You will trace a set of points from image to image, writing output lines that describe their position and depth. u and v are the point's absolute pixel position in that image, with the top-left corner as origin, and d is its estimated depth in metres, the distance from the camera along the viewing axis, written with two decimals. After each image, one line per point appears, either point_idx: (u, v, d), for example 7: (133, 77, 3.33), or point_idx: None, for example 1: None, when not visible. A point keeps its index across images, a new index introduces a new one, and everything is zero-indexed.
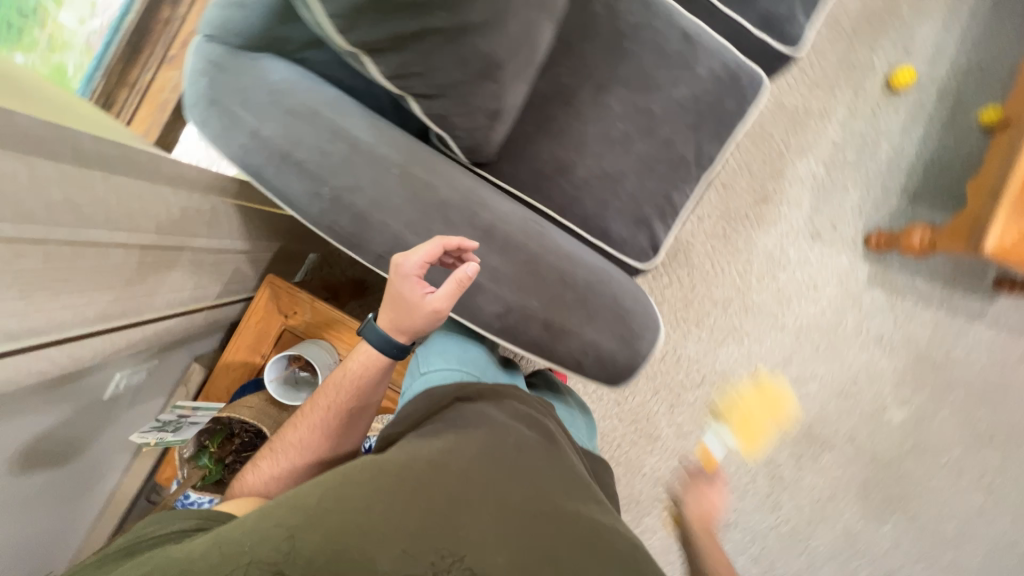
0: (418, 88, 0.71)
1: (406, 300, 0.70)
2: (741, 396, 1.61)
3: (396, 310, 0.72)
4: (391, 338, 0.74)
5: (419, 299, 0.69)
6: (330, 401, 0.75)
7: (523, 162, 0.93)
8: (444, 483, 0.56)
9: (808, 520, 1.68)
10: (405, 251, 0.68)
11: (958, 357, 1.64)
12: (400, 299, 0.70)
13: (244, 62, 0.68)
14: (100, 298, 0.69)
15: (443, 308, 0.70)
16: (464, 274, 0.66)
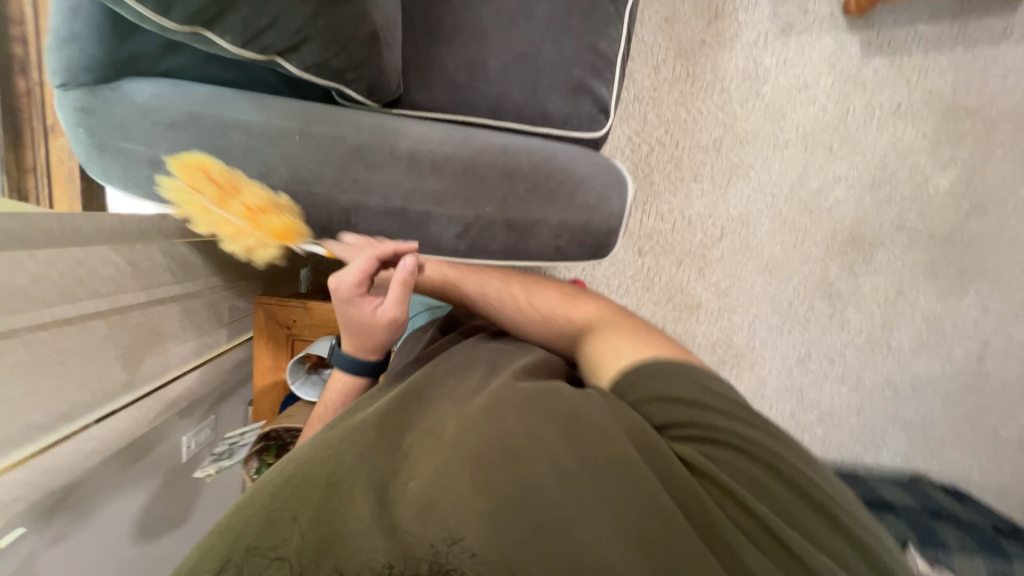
0: (279, 44, 0.65)
1: (357, 321, 0.68)
2: (767, 230, 1.52)
3: (356, 331, 0.70)
4: (360, 360, 0.73)
5: (369, 317, 0.67)
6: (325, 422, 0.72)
7: (434, 80, 0.86)
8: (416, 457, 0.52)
9: (883, 323, 1.61)
10: (337, 271, 0.65)
11: (996, 89, 1.46)
12: (352, 320, 0.68)
13: (109, 96, 0.66)
14: (93, 373, 0.72)
15: (399, 319, 0.68)
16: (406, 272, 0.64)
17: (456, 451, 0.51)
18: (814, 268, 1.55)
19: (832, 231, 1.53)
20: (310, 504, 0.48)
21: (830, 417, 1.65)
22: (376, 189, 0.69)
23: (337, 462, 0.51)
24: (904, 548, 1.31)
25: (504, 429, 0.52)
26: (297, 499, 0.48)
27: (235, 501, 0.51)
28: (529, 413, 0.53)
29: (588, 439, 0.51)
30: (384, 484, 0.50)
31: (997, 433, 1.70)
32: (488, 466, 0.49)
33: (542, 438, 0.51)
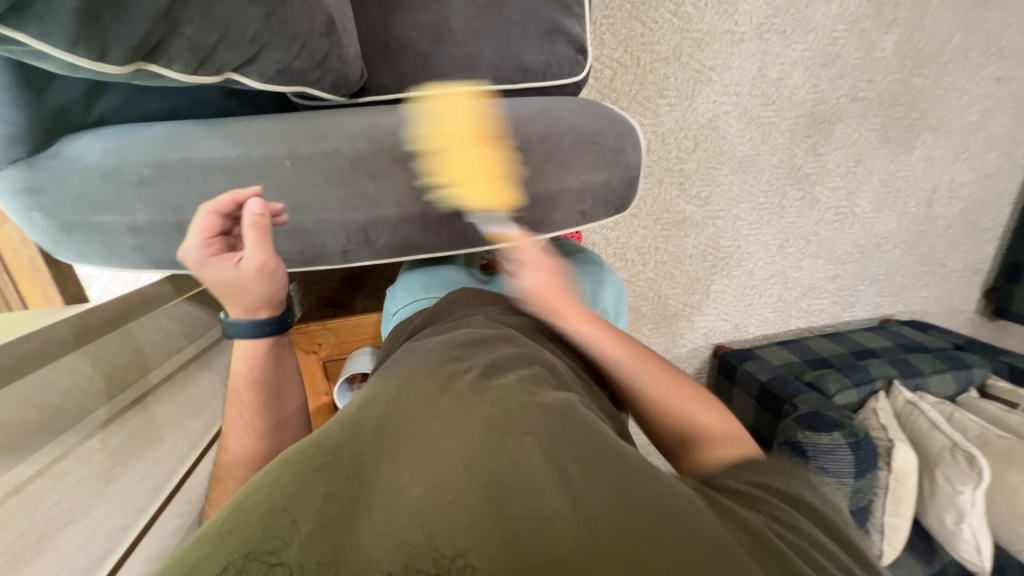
0: (236, 60, 0.56)
1: (221, 280, 0.61)
2: (736, 131, 1.54)
3: (234, 296, 0.62)
4: (256, 322, 0.63)
5: (229, 269, 0.60)
6: (240, 396, 0.61)
7: (397, 55, 0.78)
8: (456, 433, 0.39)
9: (846, 193, 1.72)
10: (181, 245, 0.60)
11: None
12: (221, 287, 0.61)
13: (55, 165, 0.56)
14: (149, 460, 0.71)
15: (263, 259, 0.60)
16: (252, 212, 0.57)
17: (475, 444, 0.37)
18: (782, 157, 1.61)
19: (795, 117, 1.57)
20: (300, 496, 0.33)
21: (811, 289, 1.81)
22: (388, 198, 0.64)
23: (334, 452, 0.37)
24: (891, 384, 1.53)
25: (528, 436, 0.39)
26: (280, 493, 0.33)
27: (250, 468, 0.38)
28: (566, 423, 0.41)
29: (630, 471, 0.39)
30: (385, 478, 0.35)
31: (945, 265, 1.94)
32: (529, 468, 0.36)
33: (585, 454, 0.38)
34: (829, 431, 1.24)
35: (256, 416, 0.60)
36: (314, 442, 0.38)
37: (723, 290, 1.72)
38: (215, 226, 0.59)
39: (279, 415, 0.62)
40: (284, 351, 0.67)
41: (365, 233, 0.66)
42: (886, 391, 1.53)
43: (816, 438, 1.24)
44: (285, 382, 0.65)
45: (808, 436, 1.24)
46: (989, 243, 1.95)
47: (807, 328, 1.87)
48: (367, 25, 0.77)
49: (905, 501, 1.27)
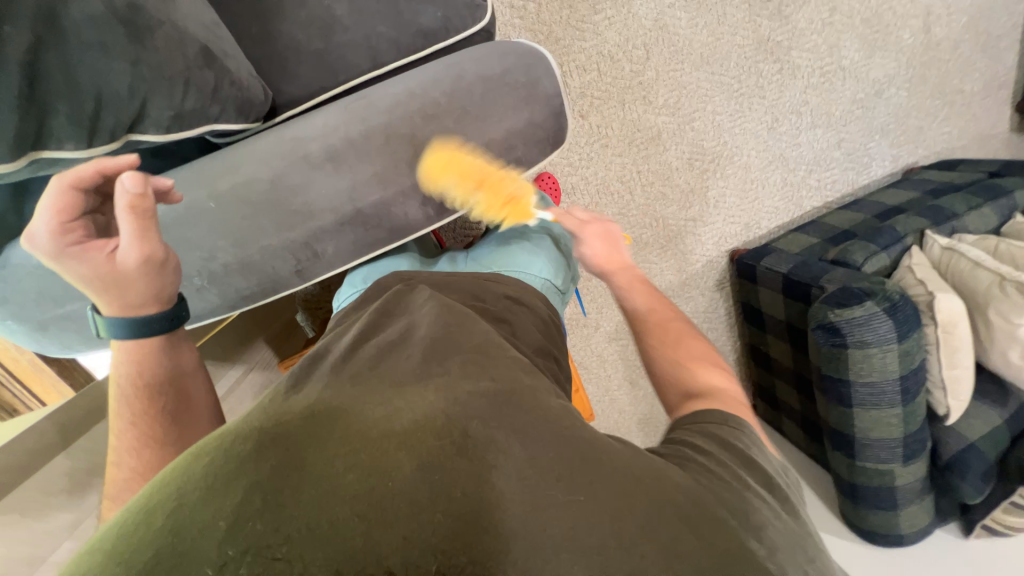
0: (123, 120, 0.57)
1: (96, 268, 0.55)
2: (687, 22, 1.42)
3: (110, 288, 0.56)
4: (134, 320, 0.58)
5: (106, 256, 0.55)
6: (127, 407, 0.57)
7: (293, 64, 0.76)
8: (399, 423, 0.39)
9: (829, 47, 1.56)
10: (28, 229, 0.53)
11: None
12: (93, 278, 0.55)
13: (9, 273, 0.59)
14: None
15: (143, 248, 0.55)
16: (126, 190, 0.52)
17: (433, 438, 0.38)
18: (746, 31, 1.47)
19: None
20: (235, 517, 0.31)
21: (817, 163, 1.69)
22: (319, 207, 0.64)
23: (273, 456, 0.35)
24: (923, 236, 1.43)
25: (481, 424, 0.40)
26: (212, 505, 0.32)
27: (173, 466, 0.36)
28: (515, 402, 0.43)
29: (582, 435, 0.43)
30: (329, 480, 0.34)
31: (962, 90, 1.75)
32: (473, 458, 0.37)
33: (534, 434, 0.41)
34: (860, 302, 1.17)
35: (155, 423, 0.57)
36: (254, 446, 0.36)
37: (723, 193, 1.63)
38: (73, 206, 0.53)
39: (185, 414, 0.59)
40: (178, 352, 0.62)
41: (315, 242, 0.66)
42: (920, 244, 1.43)
43: (848, 313, 1.18)
44: (187, 383, 0.61)
45: (840, 313, 1.18)
46: (1003, 52, 1.75)
47: (824, 204, 1.75)
48: (253, 41, 0.75)
49: (961, 349, 1.21)
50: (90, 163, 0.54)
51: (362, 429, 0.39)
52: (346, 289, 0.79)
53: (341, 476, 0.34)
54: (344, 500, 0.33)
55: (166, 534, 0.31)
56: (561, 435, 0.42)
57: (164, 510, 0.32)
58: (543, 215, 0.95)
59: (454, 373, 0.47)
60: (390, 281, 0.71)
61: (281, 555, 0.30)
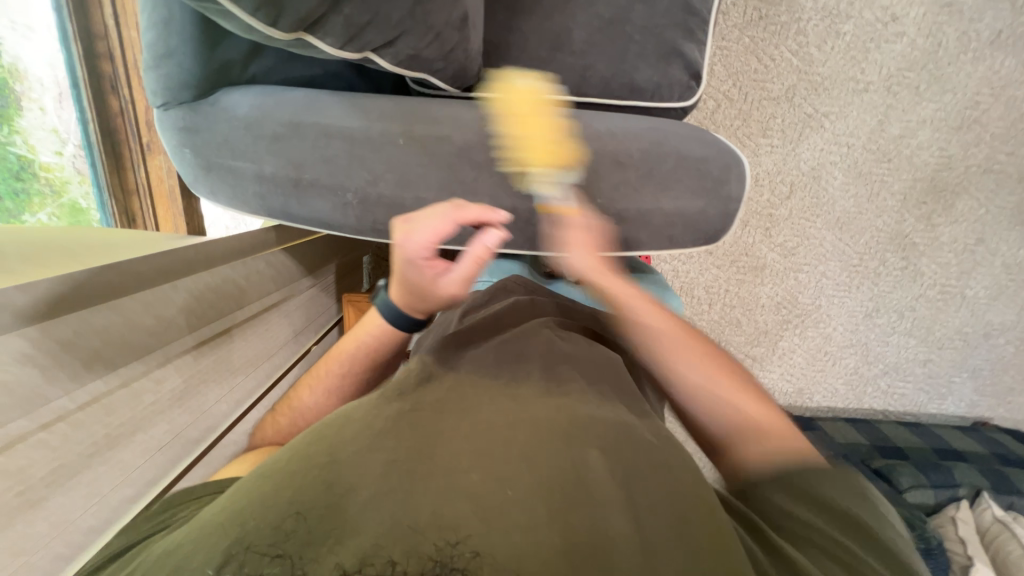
0: (377, 40, 0.61)
1: (416, 275, 0.60)
2: (840, 184, 1.41)
3: (411, 293, 0.61)
4: (407, 318, 0.63)
5: (433, 279, 0.60)
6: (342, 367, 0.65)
7: (515, 58, 0.82)
8: (527, 432, 0.46)
9: (959, 271, 1.49)
10: (406, 228, 0.59)
11: None
12: (411, 283, 0.60)
13: (212, 112, 0.64)
14: (238, 382, 0.75)
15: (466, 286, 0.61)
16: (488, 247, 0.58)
17: (496, 463, 0.42)
18: (890, 219, 1.44)
19: (913, 178, 1.40)
20: (307, 492, 0.39)
21: (897, 370, 1.59)
22: (485, 189, 0.67)
23: (381, 442, 0.43)
24: (977, 494, 1.29)
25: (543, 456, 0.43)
26: (342, 472, 0.41)
27: (317, 431, 0.46)
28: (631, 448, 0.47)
29: (643, 479, 0.44)
30: (454, 474, 0.41)
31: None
32: (590, 493, 0.41)
33: (591, 483, 0.42)
34: None
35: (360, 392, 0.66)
36: (359, 434, 0.44)
37: (793, 350, 1.57)
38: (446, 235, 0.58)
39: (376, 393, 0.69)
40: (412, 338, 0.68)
41: None
42: (972, 502, 1.29)
43: None
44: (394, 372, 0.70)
45: None
46: None
47: (885, 413, 1.62)
48: (495, 25, 0.81)
49: None
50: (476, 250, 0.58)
51: (452, 431, 0.46)
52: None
53: (416, 469, 0.41)
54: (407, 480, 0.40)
55: (283, 486, 0.40)
56: (607, 490, 0.42)
57: (311, 466, 0.41)
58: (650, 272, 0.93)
59: (545, 395, 0.52)
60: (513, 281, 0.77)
61: (279, 554, 0.35)
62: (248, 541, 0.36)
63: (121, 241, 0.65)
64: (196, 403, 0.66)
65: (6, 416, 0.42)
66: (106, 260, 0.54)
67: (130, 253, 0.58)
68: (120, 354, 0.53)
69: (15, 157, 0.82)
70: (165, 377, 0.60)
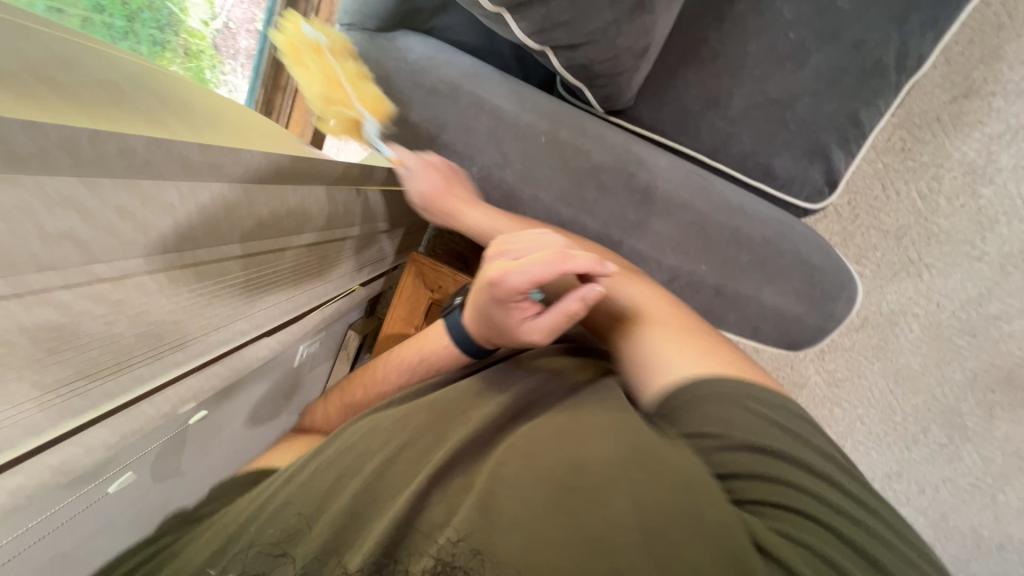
0: (562, 41, 0.63)
1: (500, 315, 0.54)
2: (913, 339, 1.31)
3: (489, 325, 0.57)
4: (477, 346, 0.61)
5: (518, 323, 0.53)
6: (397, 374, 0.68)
7: (667, 102, 0.82)
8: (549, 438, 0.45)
9: (999, 470, 1.28)
10: (505, 266, 0.51)
11: None
12: (494, 319, 0.54)
13: (387, 49, 0.68)
14: (294, 294, 0.75)
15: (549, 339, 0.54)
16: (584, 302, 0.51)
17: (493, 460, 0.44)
18: (953, 394, 1.30)
19: (990, 364, 1.27)
20: (308, 494, 0.46)
21: None
22: (600, 213, 0.67)
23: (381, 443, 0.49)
24: None
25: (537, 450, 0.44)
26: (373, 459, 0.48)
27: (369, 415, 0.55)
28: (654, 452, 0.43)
29: (649, 457, 0.42)
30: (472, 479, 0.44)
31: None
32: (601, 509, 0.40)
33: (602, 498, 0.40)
34: None
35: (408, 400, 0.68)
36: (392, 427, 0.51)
37: None
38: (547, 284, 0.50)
39: None
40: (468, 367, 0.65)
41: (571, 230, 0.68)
42: None
43: None
44: None
45: None
46: None
47: None
48: (662, 65, 0.81)
49: None
50: (576, 302, 0.51)
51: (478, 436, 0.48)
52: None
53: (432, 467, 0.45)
54: (404, 481, 0.45)
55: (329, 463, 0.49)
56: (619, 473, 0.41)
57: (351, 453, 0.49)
58: None
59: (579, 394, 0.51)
60: None
61: (285, 553, 0.43)
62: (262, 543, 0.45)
63: (250, 124, 0.66)
64: (257, 302, 0.66)
65: (127, 254, 0.44)
66: (233, 143, 0.54)
67: (257, 146, 0.58)
68: (225, 230, 0.54)
69: (166, 13, 0.78)
70: (246, 267, 0.60)
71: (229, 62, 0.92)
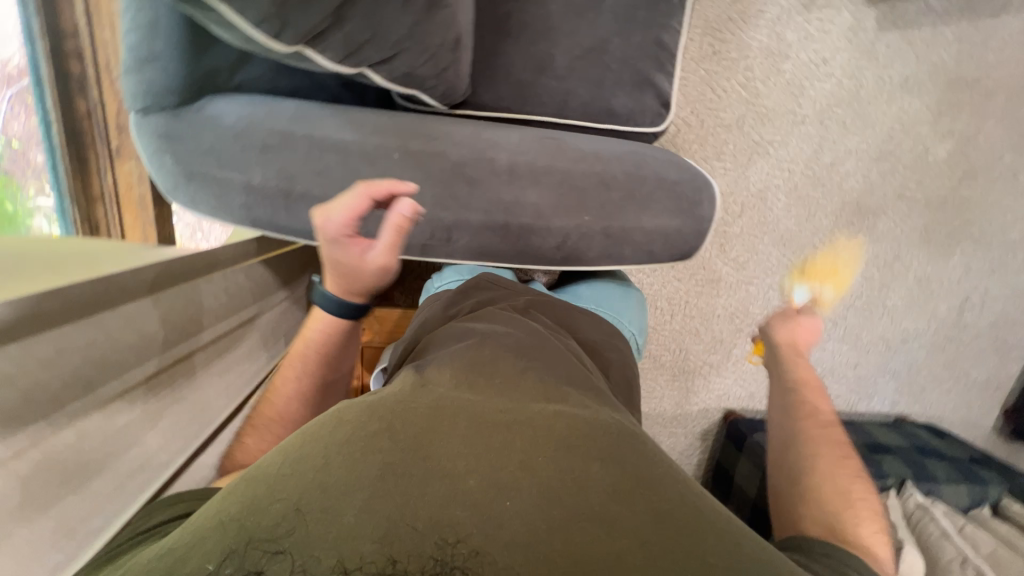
0: (374, 57, 0.62)
1: (340, 254, 0.61)
2: (783, 206, 1.50)
3: (339, 271, 0.62)
4: (345, 303, 0.63)
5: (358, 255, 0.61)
6: (297, 368, 0.64)
7: (501, 80, 0.85)
8: (523, 430, 0.45)
9: (878, 284, 1.56)
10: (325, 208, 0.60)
11: (1009, 56, 1.44)
12: (338, 260, 0.61)
13: (198, 120, 0.63)
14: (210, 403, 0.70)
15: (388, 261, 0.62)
16: (401, 216, 0.58)
17: (489, 458, 0.41)
18: (825, 238, 1.52)
19: (843, 202, 1.50)
20: (265, 505, 0.37)
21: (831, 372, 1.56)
22: (478, 204, 0.69)
23: (375, 445, 0.41)
24: (903, 484, 1.35)
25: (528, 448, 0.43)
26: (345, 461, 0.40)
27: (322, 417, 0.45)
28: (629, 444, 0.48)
29: (623, 455, 0.46)
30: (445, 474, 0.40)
31: (1010, 392, 1.66)
32: (576, 495, 0.40)
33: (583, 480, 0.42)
34: None
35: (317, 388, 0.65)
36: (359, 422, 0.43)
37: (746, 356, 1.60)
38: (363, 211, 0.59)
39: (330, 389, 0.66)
40: (357, 331, 0.67)
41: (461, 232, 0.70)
42: (897, 491, 1.35)
43: None
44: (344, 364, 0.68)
45: None
46: None
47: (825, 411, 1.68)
48: (481, 47, 0.84)
49: None
50: (392, 218, 0.59)
51: (448, 431, 0.44)
52: (452, 272, 0.90)
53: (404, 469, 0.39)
54: (366, 478, 0.39)
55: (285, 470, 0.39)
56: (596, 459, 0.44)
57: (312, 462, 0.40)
58: (624, 279, 0.99)
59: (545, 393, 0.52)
60: (484, 285, 0.81)
61: (281, 550, 0.34)
62: (253, 537, 0.35)
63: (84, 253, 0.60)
64: (178, 420, 0.62)
65: None
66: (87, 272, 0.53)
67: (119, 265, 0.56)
68: (96, 373, 0.49)
69: None
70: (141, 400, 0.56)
71: (29, 182, 0.77)
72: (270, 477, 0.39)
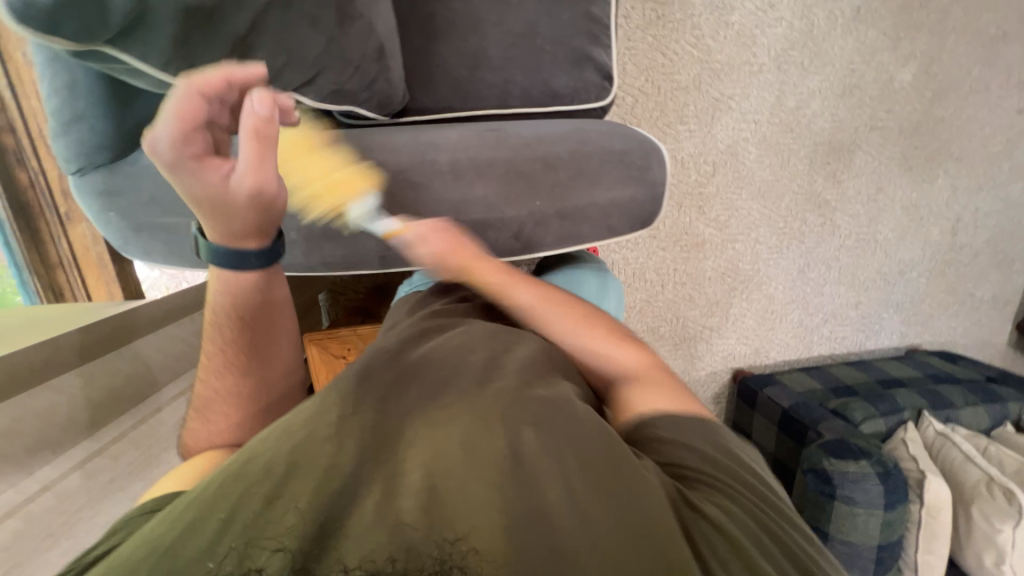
0: (296, 81, 0.62)
1: (198, 184, 0.53)
2: (755, 157, 1.48)
3: (211, 211, 0.55)
4: (235, 250, 0.57)
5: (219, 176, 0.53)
6: (222, 332, 0.58)
7: (437, 81, 0.85)
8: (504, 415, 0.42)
9: (865, 219, 1.54)
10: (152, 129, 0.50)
11: None
12: (201, 194, 0.53)
13: (136, 172, 0.63)
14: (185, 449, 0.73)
15: (259, 175, 0.54)
16: (252, 112, 0.51)
17: (494, 449, 0.38)
18: (803, 182, 1.50)
19: (815, 144, 1.48)
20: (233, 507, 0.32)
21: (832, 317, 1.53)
22: (427, 207, 0.69)
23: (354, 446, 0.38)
24: (920, 415, 1.33)
25: (533, 436, 0.40)
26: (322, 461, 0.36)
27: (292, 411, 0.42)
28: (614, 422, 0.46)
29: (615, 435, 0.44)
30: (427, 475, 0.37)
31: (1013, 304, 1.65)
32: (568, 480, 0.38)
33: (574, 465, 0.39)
34: (855, 459, 1.10)
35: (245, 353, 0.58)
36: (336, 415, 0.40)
37: (743, 313, 1.56)
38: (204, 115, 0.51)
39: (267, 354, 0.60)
40: (271, 282, 0.61)
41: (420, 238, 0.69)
42: (915, 422, 1.33)
43: (842, 465, 1.10)
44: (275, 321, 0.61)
45: (834, 462, 1.10)
46: None
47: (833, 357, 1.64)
48: (411, 52, 0.83)
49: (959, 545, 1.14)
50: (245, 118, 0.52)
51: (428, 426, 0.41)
52: None
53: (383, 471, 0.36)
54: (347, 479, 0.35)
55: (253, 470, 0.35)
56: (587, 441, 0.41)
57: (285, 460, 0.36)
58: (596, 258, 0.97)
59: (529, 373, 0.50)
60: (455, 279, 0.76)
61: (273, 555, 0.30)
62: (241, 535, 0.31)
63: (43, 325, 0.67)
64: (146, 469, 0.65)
65: None
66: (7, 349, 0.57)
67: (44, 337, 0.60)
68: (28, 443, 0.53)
69: None
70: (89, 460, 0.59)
71: None
72: (234, 476, 0.35)
